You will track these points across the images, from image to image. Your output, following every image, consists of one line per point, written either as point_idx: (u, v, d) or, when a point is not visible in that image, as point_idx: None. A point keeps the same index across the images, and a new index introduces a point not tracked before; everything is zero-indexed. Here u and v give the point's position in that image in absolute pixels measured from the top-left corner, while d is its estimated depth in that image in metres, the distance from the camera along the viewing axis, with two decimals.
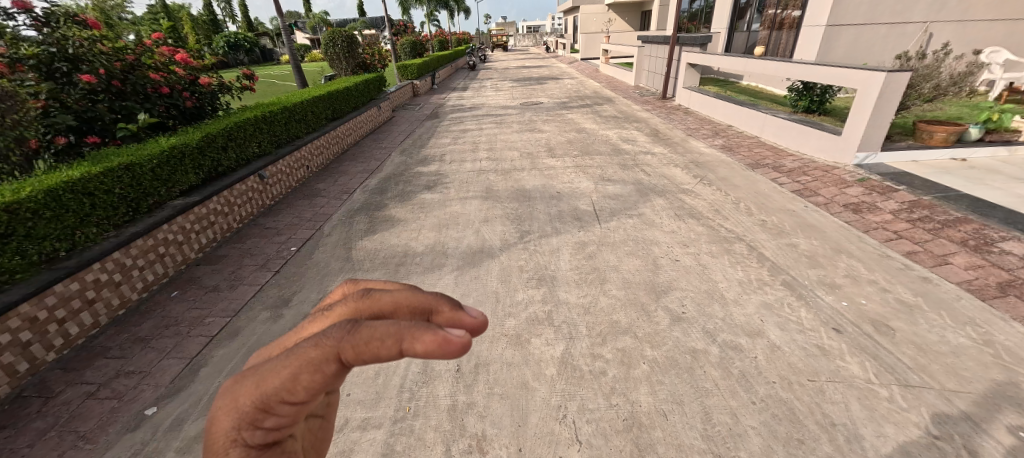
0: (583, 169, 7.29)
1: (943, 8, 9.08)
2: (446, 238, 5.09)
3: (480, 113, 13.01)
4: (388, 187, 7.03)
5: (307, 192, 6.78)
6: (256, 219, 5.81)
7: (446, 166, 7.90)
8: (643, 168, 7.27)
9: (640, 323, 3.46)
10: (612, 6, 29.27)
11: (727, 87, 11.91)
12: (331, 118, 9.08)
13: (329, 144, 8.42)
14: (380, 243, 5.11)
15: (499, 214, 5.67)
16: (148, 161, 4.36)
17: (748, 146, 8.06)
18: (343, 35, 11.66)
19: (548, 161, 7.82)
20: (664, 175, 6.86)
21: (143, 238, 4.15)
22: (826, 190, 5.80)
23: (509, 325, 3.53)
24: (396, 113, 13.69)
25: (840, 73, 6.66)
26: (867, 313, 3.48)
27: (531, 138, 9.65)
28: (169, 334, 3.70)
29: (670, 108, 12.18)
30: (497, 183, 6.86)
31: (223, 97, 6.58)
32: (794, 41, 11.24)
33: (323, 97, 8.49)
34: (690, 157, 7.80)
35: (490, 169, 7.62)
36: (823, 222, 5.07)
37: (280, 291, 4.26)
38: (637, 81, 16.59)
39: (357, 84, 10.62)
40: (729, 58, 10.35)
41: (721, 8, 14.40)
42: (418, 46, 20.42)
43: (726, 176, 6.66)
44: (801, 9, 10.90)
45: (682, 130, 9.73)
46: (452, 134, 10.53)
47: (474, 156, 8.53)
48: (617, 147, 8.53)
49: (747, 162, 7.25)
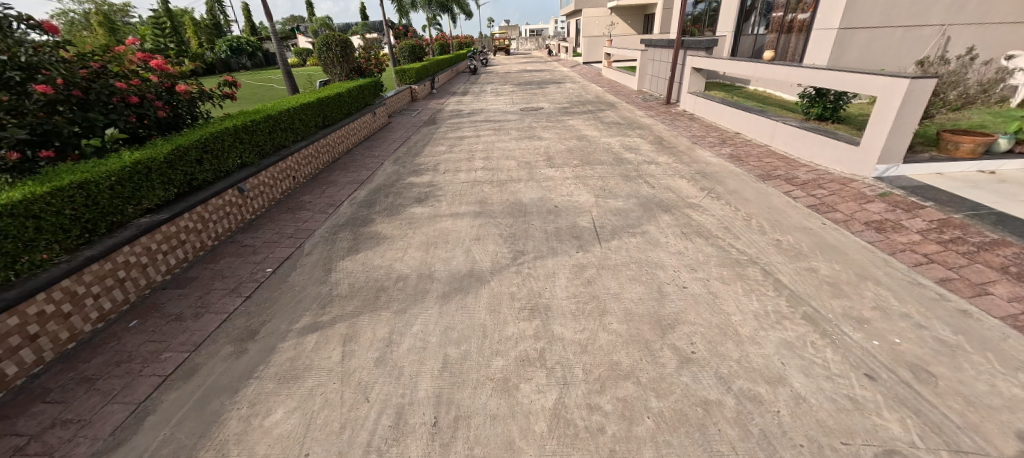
0: (583, 180, 6.89)
1: (962, 10, 8.65)
2: (433, 260, 4.71)
3: (478, 119, 12.65)
4: (377, 199, 6.65)
5: (290, 205, 6.42)
6: (233, 235, 5.44)
7: (439, 177, 7.53)
8: (648, 179, 6.87)
9: (644, 366, 3.06)
10: (614, 10, 28.99)
11: (733, 92, 11.49)
12: (321, 126, 8.73)
13: (319, 153, 8.07)
14: (362, 264, 4.73)
15: (492, 231, 5.29)
16: (107, 179, 4.00)
17: (758, 156, 7.65)
18: (337, 39, 11.34)
19: (546, 171, 7.42)
20: (669, 187, 6.46)
21: (98, 262, 3.79)
22: (844, 206, 5.39)
23: (496, 366, 3.14)
24: (392, 118, 13.36)
25: (857, 79, 6.24)
26: (903, 355, 3.07)
27: (529, 146, 9.28)
28: (119, 373, 3.34)
29: (674, 113, 11.78)
30: (491, 196, 6.47)
31: (203, 105, 6.24)
32: (803, 44, 10.81)
33: (312, 104, 8.13)
34: (697, 167, 7.39)
35: (485, 180, 7.24)
36: (843, 243, 4.66)
37: (247, 322, 3.88)
38: (640, 85, 16.21)
39: (350, 89, 10.27)
40: (737, 63, 9.94)
41: (726, 10, 13.97)
42: (417, 50, 20.06)
43: (736, 188, 6.25)
44: (811, 11, 10.46)
45: (688, 138, 9.32)
46: (448, 141, 10.15)
47: (469, 165, 8.15)
48: (619, 157, 8.13)
49: (757, 173, 6.84)
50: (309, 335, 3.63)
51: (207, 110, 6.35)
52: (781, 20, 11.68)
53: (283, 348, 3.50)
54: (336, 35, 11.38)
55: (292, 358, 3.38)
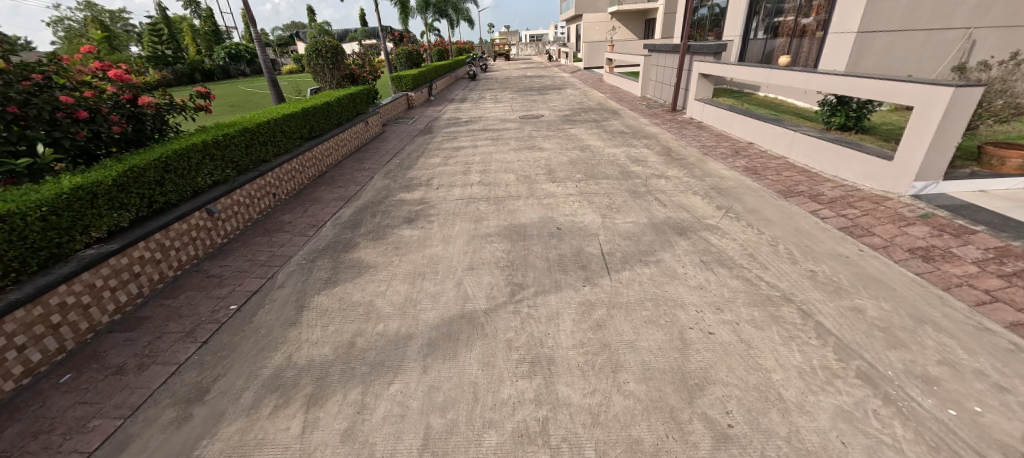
0: (587, 197, 6.33)
1: (990, 10, 7.95)
2: (420, 295, 4.14)
3: (476, 127, 12.11)
4: (363, 219, 6.09)
5: (268, 227, 5.87)
6: (199, 263, 4.88)
7: (432, 193, 6.98)
8: (658, 196, 6.32)
9: (672, 445, 2.50)
10: (614, 15, 28.66)
11: (743, 99, 10.96)
12: (307, 138, 8.19)
13: (304, 167, 7.52)
14: (340, 299, 4.16)
15: (487, 259, 4.72)
16: (38, 208, 3.45)
17: (776, 169, 7.10)
18: (328, 45, 10.82)
19: (548, 187, 6.87)
20: (683, 206, 5.92)
21: (24, 308, 3.23)
22: (882, 230, 4.83)
23: (490, 444, 2.59)
24: (386, 127, 12.83)
25: (887, 87, 5.71)
26: (990, 432, 2.52)
27: (529, 158, 8.73)
28: (36, 449, 2.77)
29: (681, 122, 11.24)
30: (488, 215, 5.91)
31: (172, 118, 5.70)
32: (819, 49, 10.28)
33: (296, 115, 7.59)
34: (710, 181, 6.83)
35: (481, 196, 6.69)
36: (887, 275, 4.09)
37: (200, 375, 3.32)
38: (644, 91, 15.70)
39: (341, 97, 9.73)
40: (749, 69, 9.41)
41: (733, 13, 13.46)
42: (414, 56, 19.55)
43: (756, 207, 5.71)
44: (826, 13, 9.93)
45: (698, 148, 8.76)
46: (443, 152, 9.60)
47: (464, 179, 7.60)
48: (626, 170, 7.58)
49: (777, 189, 6.30)
50: (269, 396, 3.06)
51: (177, 123, 5.81)
52: (794, 24, 11.15)
53: (238, 413, 2.94)
54: (327, 41, 10.86)
55: (248, 428, 2.82)
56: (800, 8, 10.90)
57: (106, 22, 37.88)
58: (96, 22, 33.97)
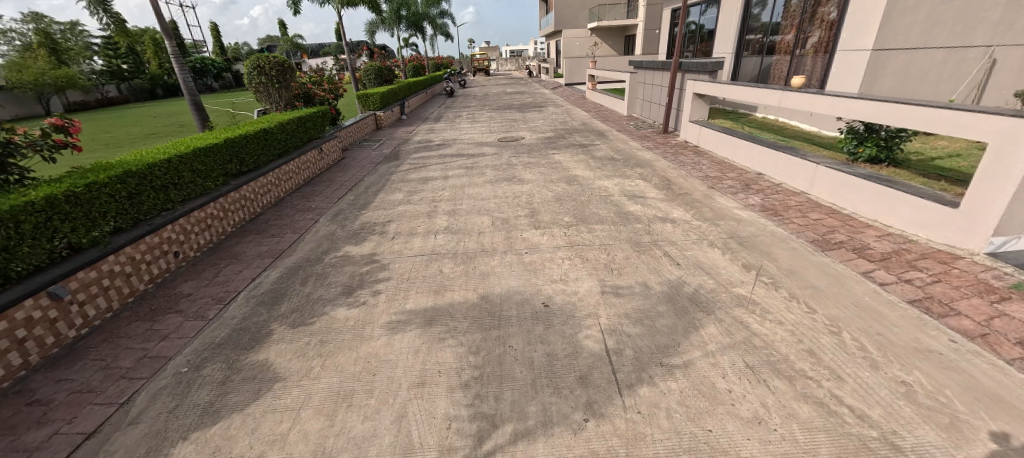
0: (580, 252, 5.04)
1: (1012, 26, 6.84)
2: (340, 441, 2.72)
3: (449, 152, 10.81)
4: (290, 288, 4.64)
5: (157, 304, 4.40)
6: (26, 379, 3.39)
7: (386, 245, 5.59)
8: (668, 249, 5.08)
9: None
10: (594, 30, 28.28)
11: (742, 122, 9.99)
12: (237, 173, 6.72)
13: (226, 210, 6.04)
14: (217, 452, 2.71)
15: (448, 363, 3.34)
16: None
17: (800, 210, 5.97)
18: (273, 61, 9.23)
19: (531, 236, 5.55)
20: (700, 264, 4.69)
21: None
22: (971, 308, 3.70)
23: None
24: (347, 152, 11.41)
25: (947, 117, 4.65)
26: None
27: (507, 192, 7.45)
28: None
29: (675, 146, 10.19)
30: (452, 283, 4.53)
31: (19, 161, 4.20)
32: (824, 68, 9.36)
33: (218, 147, 6.13)
34: (726, 226, 5.65)
35: (447, 250, 5.33)
36: (1012, 390, 2.91)
37: None
38: (630, 110, 14.73)
39: (287, 122, 8.30)
40: (754, 89, 8.39)
41: (724, 28, 12.61)
42: (385, 73, 18.09)
43: (793, 268, 4.53)
44: (834, 29, 9.01)
45: (701, 180, 7.64)
46: (408, 185, 8.22)
47: (428, 224, 6.21)
48: (622, 210, 6.36)
49: (810, 239, 5.16)
50: None
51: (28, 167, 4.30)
52: (794, 40, 10.27)
53: None
54: (272, 57, 9.28)
55: None
56: (802, 23, 10.01)
57: (56, 35, 35.37)
58: (43, 36, 31.56)
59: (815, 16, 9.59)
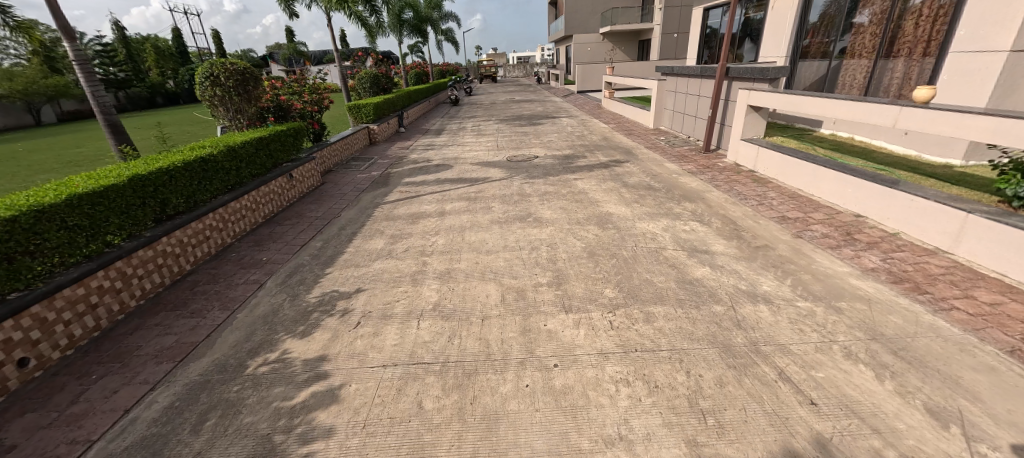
0: (639, 367, 3.20)
1: None
2: None
3: (449, 175, 9.03)
4: (175, 441, 2.86)
5: None
6: None
7: (345, 338, 3.78)
8: (783, 363, 3.18)
9: None
10: (608, 35, 26.63)
11: (810, 141, 8.08)
12: (157, 219, 5.00)
13: (126, 277, 4.33)
14: None
15: None
16: None
17: (952, 283, 4.07)
18: (231, 69, 7.52)
19: (558, 329, 3.71)
20: (851, 404, 2.79)
21: None
22: None
23: None
24: (330, 174, 9.69)
25: None
26: None
27: (519, 240, 5.63)
28: None
29: (725, 170, 8.32)
30: (436, 441, 2.69)
31: None
32: (925, 73, 7.41)
33: (117, 187, 4.41)
34: (852, 311, 3.77)
35: (433, 350, 3.53)
36: None
37: None
38: (657, 122, 12.90)
39: (243, 144, 6.55)
40: (839, 103, 6.49)
41: (778, 27, 10.67)
42: (382, 80, 16.36)
43: (1020, 421, 2.63)
44: (940, 26, 7.13)
45: (778, 223, 5.75)
46: (393, 226, 6.42)
47: (410, 297, 4.38)
48: (684, 276, 4.50)
49: (1004, 346, 3.26)
50: None
51: None
52: (875, 42, 8.42)
53: None
54: (231, 63, 7.57)
55: None
56: (888, 20, 8.15)
57: None
58: None
59: (911, 10, 7.68)
